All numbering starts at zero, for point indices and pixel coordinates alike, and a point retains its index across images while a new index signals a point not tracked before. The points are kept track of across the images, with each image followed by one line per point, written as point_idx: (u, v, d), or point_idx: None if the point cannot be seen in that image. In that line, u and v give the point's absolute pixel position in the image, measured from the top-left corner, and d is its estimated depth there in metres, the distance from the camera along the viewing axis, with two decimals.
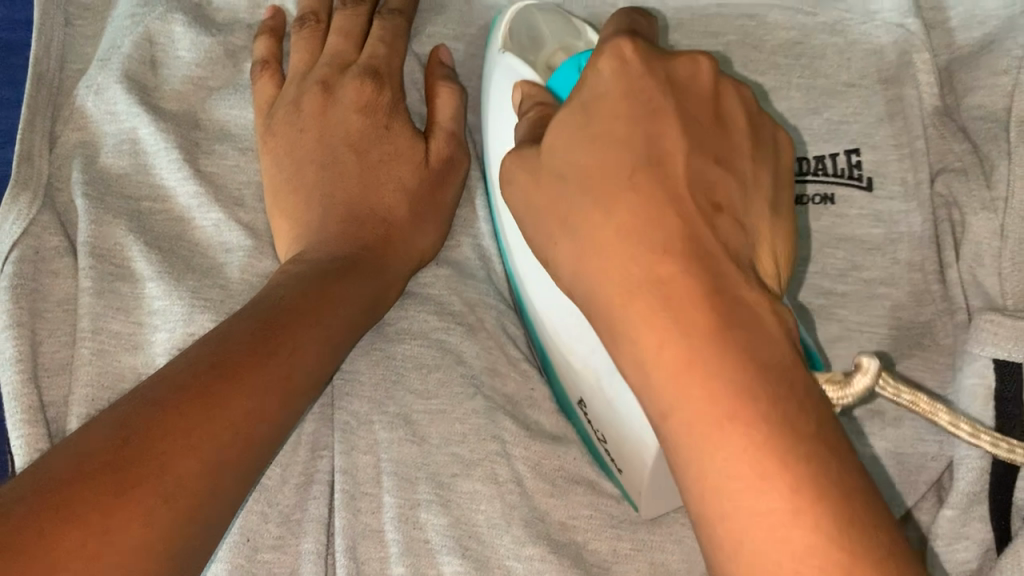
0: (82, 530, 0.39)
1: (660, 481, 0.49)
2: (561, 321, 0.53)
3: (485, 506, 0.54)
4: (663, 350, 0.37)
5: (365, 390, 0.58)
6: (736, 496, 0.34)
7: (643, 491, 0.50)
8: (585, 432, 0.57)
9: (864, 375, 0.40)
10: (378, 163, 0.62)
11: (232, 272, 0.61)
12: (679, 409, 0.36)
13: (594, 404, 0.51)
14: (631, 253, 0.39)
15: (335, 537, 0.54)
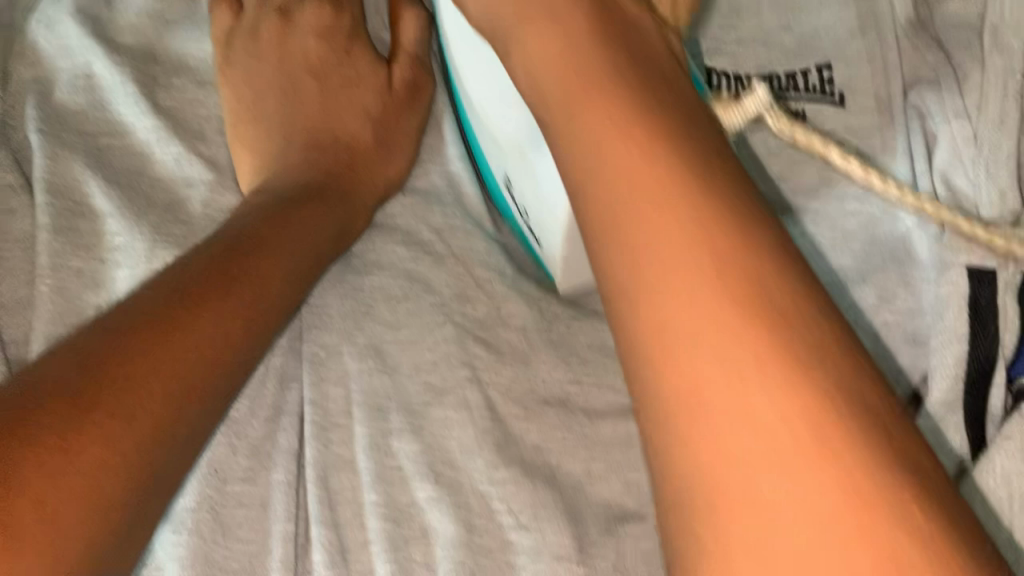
0: (42, 449, 0.39)
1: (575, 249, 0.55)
2: (491, 101, 0.56)
3: (458, 433, 0.53)
4: (641, 221, 0.37)
5: (333, 322, 0.57)
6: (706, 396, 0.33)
7: (558, 261, 0.56)
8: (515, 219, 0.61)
9: (753, 99, 0.49)
10: (340, 88, 0.67)
11: (194, 207, 0.60)
12: (650, 299, 0.36)
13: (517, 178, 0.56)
14: (569, 57, 0.44)
15: (306, 467, 0.53)
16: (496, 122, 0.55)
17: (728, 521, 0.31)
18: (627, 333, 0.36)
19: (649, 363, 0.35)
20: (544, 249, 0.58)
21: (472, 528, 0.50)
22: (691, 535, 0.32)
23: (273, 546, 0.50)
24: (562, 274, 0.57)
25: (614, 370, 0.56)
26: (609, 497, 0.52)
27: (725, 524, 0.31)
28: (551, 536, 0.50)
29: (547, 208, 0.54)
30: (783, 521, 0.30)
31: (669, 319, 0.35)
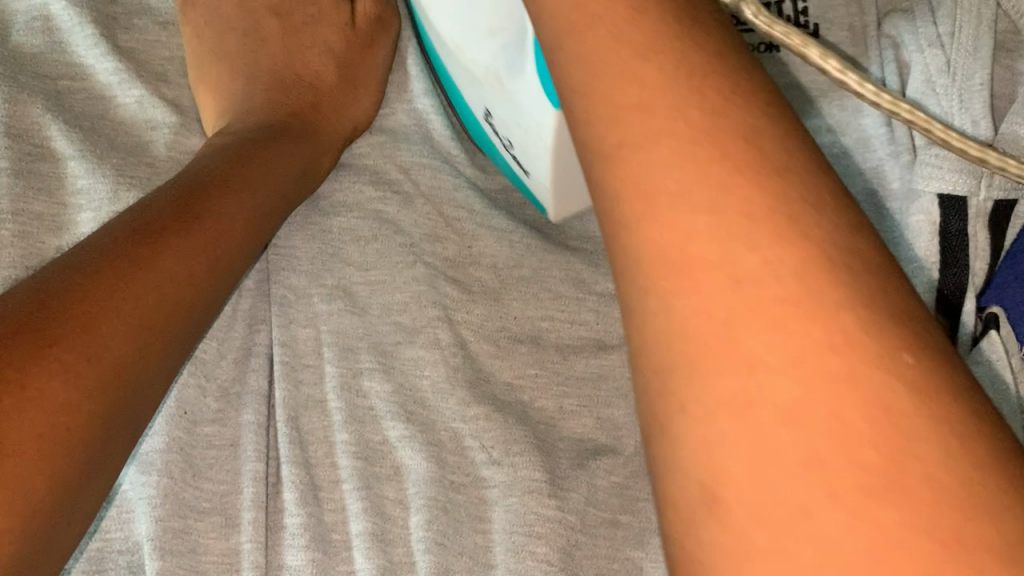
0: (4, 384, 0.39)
1: (564, 161, 0.52)
2: (462, 31, 0.53)
3: (430, 371, 0.53)
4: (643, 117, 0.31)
5: (302, 264, 0.56)
6: (712, 315, 0.27)
7: (550, 183, 0.53)
8: (501, 155, 0.58)
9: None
10: (303, 26, 0.66)
11: (158, 149, 0.59)
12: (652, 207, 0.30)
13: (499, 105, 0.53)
14: None
15: (276, 408, 0.52)
16: (473, 50, 0.52)
17: (738, 458, 0.26)
18: (619, 249, 0.31)
19: (647, 279, 0.29)
20: (531, 177, 0.55)
21: (443, 464, 0.50)
22: (692, 477, 0.26)
23: (245, 485, 0.50)
24: (553, 200, 0.55)
25: (587, 306, 0.56)
26: (581, 433, 0.52)
27: (732, 463, 0.26)
28: (523, 471, 0.49)
29: (535, 126, 0.51)
30: (807, 459, 0.25)
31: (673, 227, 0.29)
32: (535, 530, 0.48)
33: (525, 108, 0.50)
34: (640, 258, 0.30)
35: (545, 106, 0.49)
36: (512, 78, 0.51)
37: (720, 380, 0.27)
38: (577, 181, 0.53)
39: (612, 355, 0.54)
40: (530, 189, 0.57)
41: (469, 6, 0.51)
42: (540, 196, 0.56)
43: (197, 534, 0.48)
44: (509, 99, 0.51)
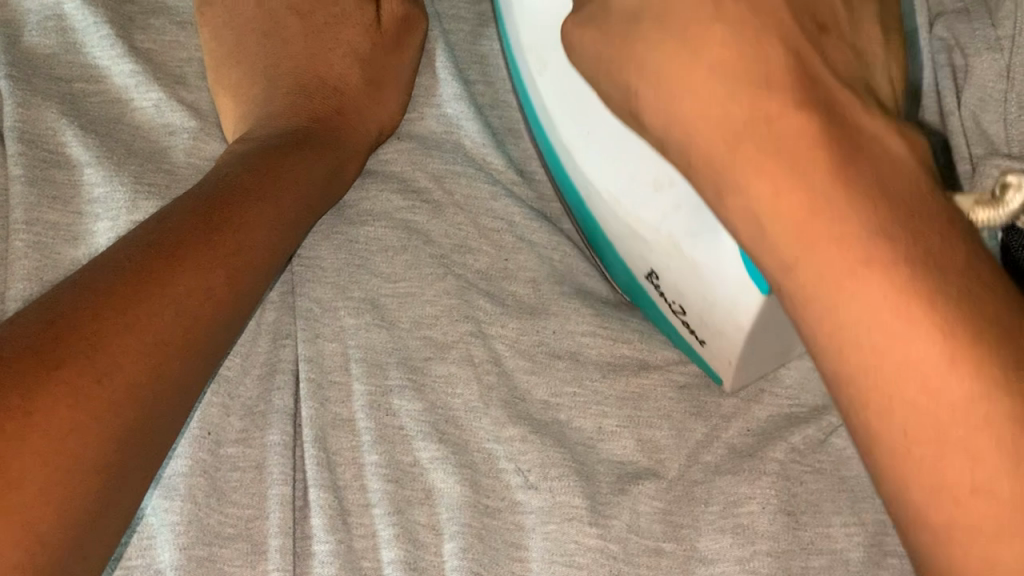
0: (3, 414, 0.37)
1: (761, 343, 0.46)
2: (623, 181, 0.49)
3: (462, 390, 0.50)
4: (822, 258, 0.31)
5: (327, 275, 0.53)
6: (928, 446, 0.29)
7: (737, 362, 0.47)
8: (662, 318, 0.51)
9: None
10: (325, 27, 0.62)
11: (178, 155, 0.56)
12: (841, 331, 0.31)
13: (671, 270, 0.47)
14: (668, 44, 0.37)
15: (303, 427, 0.50)
16: (639, 206, 0.48)
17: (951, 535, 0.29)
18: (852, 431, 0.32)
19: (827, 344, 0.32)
20: (706, 348, 0.48)
21: (478, 488, 0.48)
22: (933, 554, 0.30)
23: (271, 511, 0.48)
24: (739, 374, 0.48)
25: (631, 325, 0.53)
26: (622, 454, 0.49)
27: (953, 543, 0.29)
28: (562, 496, 0.48)
29: (738, 294, 0.44)
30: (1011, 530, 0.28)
31: (884, 376, 0.30)
32: (576, 560, 0.46)
33: (720, 282, 0.44)
34: (858, 394, 0.31)
35: (749, 284, 0.43)
36: (698, 239, 0.45)
37: (927, 494, 0.29)
38: (771, 350, 0.48)
39: (654, 375, 0.51)
40: (700, 357, 0.50)
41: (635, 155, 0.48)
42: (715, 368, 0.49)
43: (222, 562, 0.46)
44: (692, 273, 0.46)
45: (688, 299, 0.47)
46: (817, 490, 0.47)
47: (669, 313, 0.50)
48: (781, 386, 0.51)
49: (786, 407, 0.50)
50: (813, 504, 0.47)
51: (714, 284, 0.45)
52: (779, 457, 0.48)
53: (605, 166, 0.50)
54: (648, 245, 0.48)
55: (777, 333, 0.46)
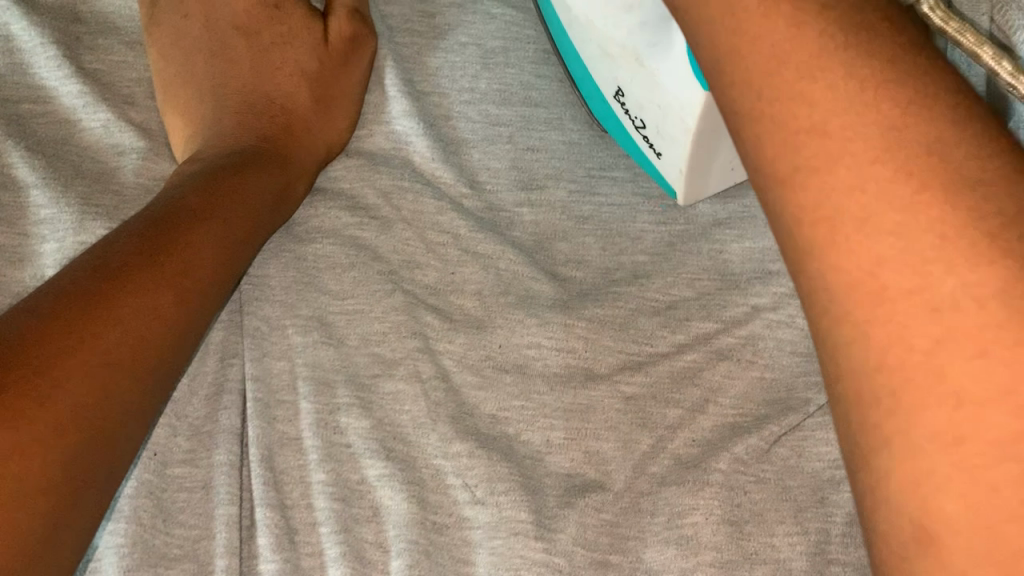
0: None
1: (705, 153, 0.51)
2: (594, 5, 0.51)
3: (410, 406, 0.50)
4: (833, 155, 0.31)
5: (276, 294, 0.53)
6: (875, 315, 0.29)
7: (686, 170, 0.52)
8: (626, 137, 0.56)
9: None
10: (273, 47, 0.60)
11: (126, 175, 0.56)
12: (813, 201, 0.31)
13: (635, 82, 0.51)
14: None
15: (249, 447, 0.50)
16: (605, 22, 0.50)
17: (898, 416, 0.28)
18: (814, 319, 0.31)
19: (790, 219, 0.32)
20: (661, 160, 0.53)
21: (424, 504, 0.48)
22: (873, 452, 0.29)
23: (218, 530, 0.48)
24: (687, 186, 0.53)
25: (575, 332, 0.52)
26: (569, 467, 0.49)
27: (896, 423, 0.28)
28: (508, 511, 0.48)
29: (683, 97, 0.49)
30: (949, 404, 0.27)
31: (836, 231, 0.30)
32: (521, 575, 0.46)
33: (670, 89, 0.49)
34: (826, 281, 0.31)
35: (690, 83, 0.48)
36: (656, 54, 0.49)
37: (878, 385, 0.29)
38: (713, 166, 0.53)
39: (601, 386, 0.51)
40: (655, 171, 0.55)
41: None
42: (669, 181, 0.54)
43: None
44: (649, 83, 0.50)
45: (648, 108, 0.51)
46: (761, 500, 0.48)
47: (630, 127, 0.54)
48: (726, 397, 0.51)
49: (731, 417, 0.50)
50: (757, 514, 0.47)
51: (665, 95, 0.50)
52: (723, 467, 0.49)
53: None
54: (614, 62, 0.52)
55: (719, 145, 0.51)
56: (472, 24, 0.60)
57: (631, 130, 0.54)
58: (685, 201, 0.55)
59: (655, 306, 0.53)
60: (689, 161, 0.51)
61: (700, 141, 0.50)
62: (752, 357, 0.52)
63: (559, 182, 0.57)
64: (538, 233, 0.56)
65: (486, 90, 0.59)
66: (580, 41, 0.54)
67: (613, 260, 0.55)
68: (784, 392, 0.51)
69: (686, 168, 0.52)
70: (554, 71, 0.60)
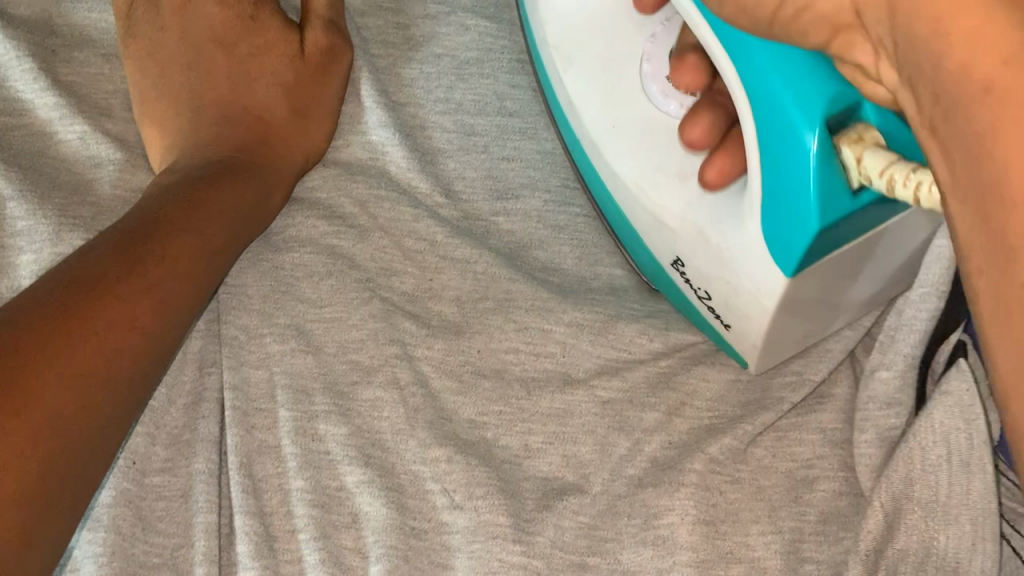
0: None
1: (782, 329, 0.48)
2: (647, 175, 0.50)
3: (388, 412, 0.51)
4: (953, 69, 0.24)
5: (253, 303, 0.54)
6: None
7: (758, 348, 0.49)
8: (688, 301, 0.52)
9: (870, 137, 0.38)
10: (249, 57, 0.60)
11: (103, 187, 0.56)
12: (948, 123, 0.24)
13: (699, 257, 0.48)
14: None
15: (228, 455, 0.50)
16: (665, 196, 0.49)
17: None
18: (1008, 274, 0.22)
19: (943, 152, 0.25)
20: (731, 333, 0.50)
21: (404, 510, 0.49)
22: None
23: (197, 538, 0.48)
24: (760, 359, 0.50)
25: (553, 337, 0.53)
26: (547, 471, 0.50)
27: None
28: (486, 515, 0.48)
29: (763, 281, 0.45)
30: None
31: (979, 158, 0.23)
32: None
33: (748, 268, 0.45)
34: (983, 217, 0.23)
35: (773, 265, 0.44)
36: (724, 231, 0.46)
37: None
38: (787, 340, 0.50)
39: (578, 391, 0.51)
40: (723, 339, 0.52)
41: (660, 151, 0.51)
42: (741, 352, 0.51)
43: None
44: (718, 260, 0.47)
45: (715, 284, 0.48)
46: (736, 499, 0.49)
47: (694, 297, 0.51)
48: (701, 399, 0.52)
49: (707, 419, 0.51)
50: (732, 514, 0.48)
51: (742, 272, 0.46)
52: (699, 468, 0.49)
53: (627, 156, 0.51)
54: (674, 232, 0.49)
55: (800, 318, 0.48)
56: (446, 35, 0.61)
57: (695, 301, 0.51)
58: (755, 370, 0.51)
59: (633, 313, 0.54)
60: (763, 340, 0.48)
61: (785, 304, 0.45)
62: (726, 360, 0.53)
63: (535, 191, 0.58)
64: (514, 241, 0.57)
65: (461, 101, 0.60)
66: (631, 212, 0.51)
67: (588, 269, 0.56)
68: (759, 393, 0.52)
69: (758, 350, 0.49)
70: (527, 81, 0.61)
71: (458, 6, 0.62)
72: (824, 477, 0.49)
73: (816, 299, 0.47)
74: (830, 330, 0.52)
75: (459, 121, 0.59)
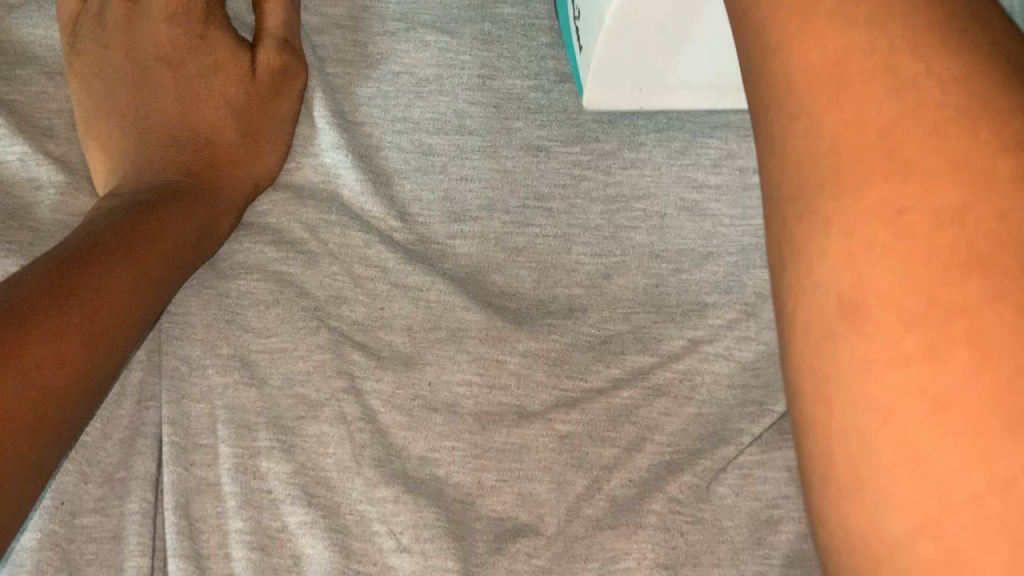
0: None
1: (622, 52, 0.52)
2: None
3: (334, 449, 0.48)
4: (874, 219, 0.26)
5: (196, 332, 0.51)
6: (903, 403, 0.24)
7: (592, 65, 0.53)
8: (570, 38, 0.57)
9: None
10: (196, 78, 0.58)
11: (43, 211, 0.54)
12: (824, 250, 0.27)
13: None
14: None
15: (164, 494, 0.48)
16: None
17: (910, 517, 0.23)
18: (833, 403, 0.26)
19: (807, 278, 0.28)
20: (583, 54, 0.54)
21: (348, 553, 0.46)
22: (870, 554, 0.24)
23: None
24: (591, 78, 0.54)
25: (507, 368, 0.51)
26: (501, 511, 0.47)
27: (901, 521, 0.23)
28: (434, 559, 0.46)
29: None
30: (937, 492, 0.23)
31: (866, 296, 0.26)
32: None
33: None
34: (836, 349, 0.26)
35: None
36: None
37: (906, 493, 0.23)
38: (629, 72, 0.53)
39: (535, 425, 0.49)
40: (579, 70, 0.56)
41: None
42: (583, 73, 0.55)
43: None
44: None
45: None
46: (697, 541, 0.46)
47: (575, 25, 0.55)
48: (663, 434, 0.49)
49: (667, 455, 0.49)
50: (693, 556, 0.46)
51: None
52: (657, 509, 0.47)
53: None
54: None
55: (631, 53, 0.52)
56: (406, 52, 0.59)
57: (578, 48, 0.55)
58: (588, 100, 0.56)
59: (591, 340, 0.52)
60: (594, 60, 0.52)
61: (620, 31, 0.50)
62: (689, 393, 0.50)
63: (493, 213, 0.55)
64: (470, 266, 0.54)
65: (419, 120, 0.57)
66: None
67: (547, 292, 0.54)
68: (719, 425, 0.50)
69: (593, 66, 0.53)
70: (489, 98, 0.58)
71: (416, 22, 0.60)
72: (790, 518, 0.47)
73: (651, 38, 0.51)
74: (672, 88, 0.55)
75: (416, 142, 0.57)
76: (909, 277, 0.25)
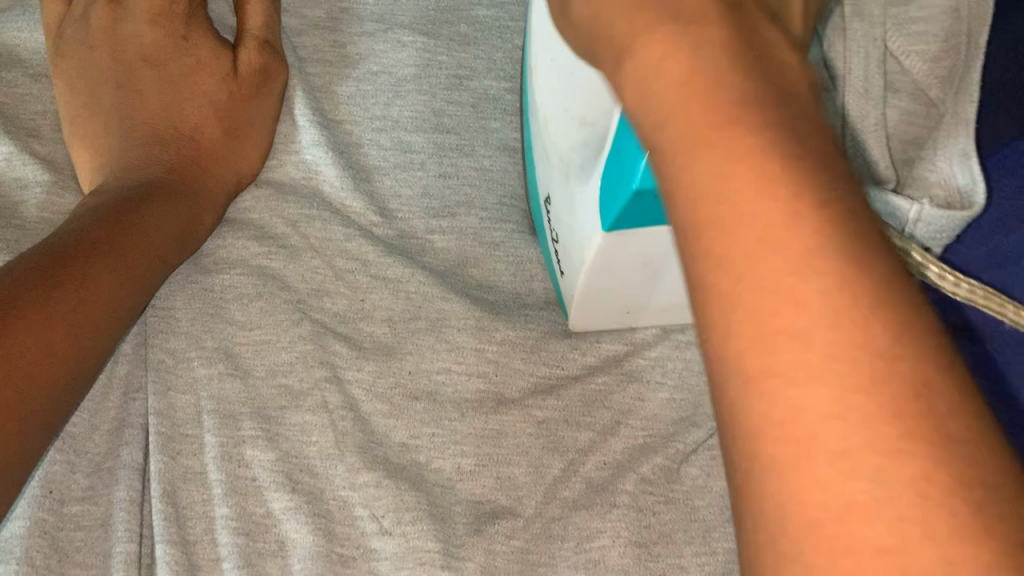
0: None
1: (602, 288, 0.49)
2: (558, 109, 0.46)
3: (317, 437, 0.50)
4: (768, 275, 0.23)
5: (181, 326, 0.53)
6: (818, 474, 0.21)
7: (574, 300, 0.50)
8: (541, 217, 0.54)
9: None
10: (180, 78, 0.59)
11: (29, 209, 0.55)
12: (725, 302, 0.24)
13: (560, 188, 0.49)
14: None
15: (150, 483, 0.49)
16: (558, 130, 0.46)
17: None
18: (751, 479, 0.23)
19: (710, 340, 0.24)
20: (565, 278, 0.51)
21: (331, 537, 0.47)
22: None
23: (115, 569, 0.47)
24: (576, 311, 0.51)
25: (485, 357, 0.52)
26: (480, 494, 0.49)
27: None
28: (415, 541, 0.47)
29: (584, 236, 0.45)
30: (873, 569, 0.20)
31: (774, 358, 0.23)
32: None
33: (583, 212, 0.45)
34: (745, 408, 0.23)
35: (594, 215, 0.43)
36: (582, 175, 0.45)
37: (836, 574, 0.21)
38: (614, 306, 0.51)
39: (513, 411, 0.51)
40: (560, 284, 0.53)
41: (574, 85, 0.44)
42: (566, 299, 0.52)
43: None
44: (569, 199, 0.47)
45: (562, 206, 0.48)
46: (670, 520, 0.48)
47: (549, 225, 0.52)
48: (637, 418, 0.51)
49: (641, 438, 0.50)
50: (667, 535, 0.48)
51: (581, 216, 0.46)
52: (630, 489, 0.49)
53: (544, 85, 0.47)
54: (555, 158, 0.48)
55: (612, 289, 0.49)
56: (384, 53, 0.60)
57: (552, 239, 0.52)
58: (574, 325, 0.53)
59: (566, 329, 0.53)
60: (575, 296, 0.50)
61: (602, 273, 0.47)
62: (661, 378, 0.52)
63: (471, 208, 0.57)
64: (449, 259, 0.56)
65: (398, 117, 0.59)
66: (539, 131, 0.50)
67: (523, 286, 0.56)
68: (690, 409, 0.51)
69: (575, 302, 0.50)
70: (466, 97, 0.60)
71: (395, 23, 0.61)
72: None
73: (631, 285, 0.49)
74: (656, 314, 0.52)
75: (395, 139, 0.58)
76: (835, 391, 0.22)
